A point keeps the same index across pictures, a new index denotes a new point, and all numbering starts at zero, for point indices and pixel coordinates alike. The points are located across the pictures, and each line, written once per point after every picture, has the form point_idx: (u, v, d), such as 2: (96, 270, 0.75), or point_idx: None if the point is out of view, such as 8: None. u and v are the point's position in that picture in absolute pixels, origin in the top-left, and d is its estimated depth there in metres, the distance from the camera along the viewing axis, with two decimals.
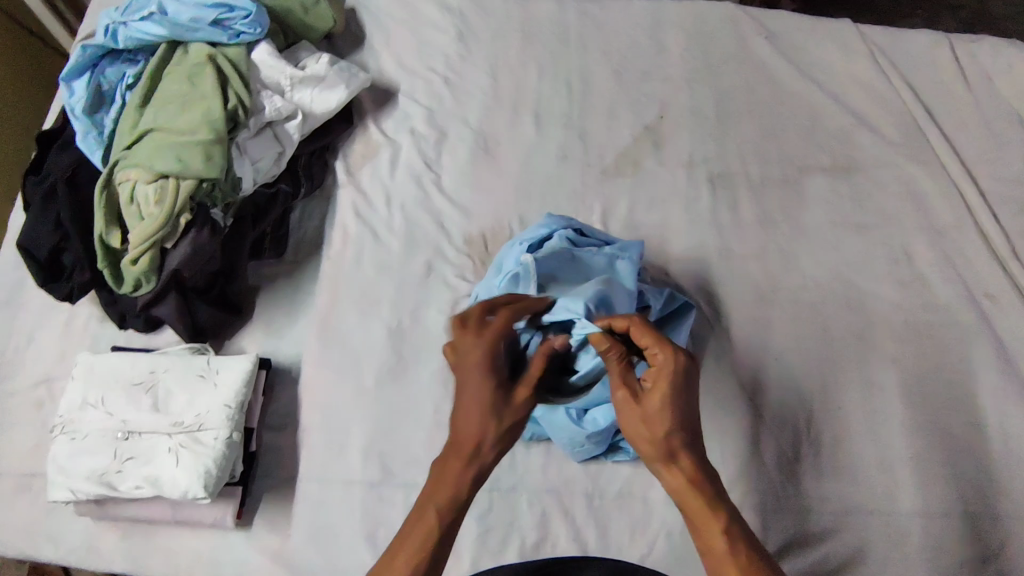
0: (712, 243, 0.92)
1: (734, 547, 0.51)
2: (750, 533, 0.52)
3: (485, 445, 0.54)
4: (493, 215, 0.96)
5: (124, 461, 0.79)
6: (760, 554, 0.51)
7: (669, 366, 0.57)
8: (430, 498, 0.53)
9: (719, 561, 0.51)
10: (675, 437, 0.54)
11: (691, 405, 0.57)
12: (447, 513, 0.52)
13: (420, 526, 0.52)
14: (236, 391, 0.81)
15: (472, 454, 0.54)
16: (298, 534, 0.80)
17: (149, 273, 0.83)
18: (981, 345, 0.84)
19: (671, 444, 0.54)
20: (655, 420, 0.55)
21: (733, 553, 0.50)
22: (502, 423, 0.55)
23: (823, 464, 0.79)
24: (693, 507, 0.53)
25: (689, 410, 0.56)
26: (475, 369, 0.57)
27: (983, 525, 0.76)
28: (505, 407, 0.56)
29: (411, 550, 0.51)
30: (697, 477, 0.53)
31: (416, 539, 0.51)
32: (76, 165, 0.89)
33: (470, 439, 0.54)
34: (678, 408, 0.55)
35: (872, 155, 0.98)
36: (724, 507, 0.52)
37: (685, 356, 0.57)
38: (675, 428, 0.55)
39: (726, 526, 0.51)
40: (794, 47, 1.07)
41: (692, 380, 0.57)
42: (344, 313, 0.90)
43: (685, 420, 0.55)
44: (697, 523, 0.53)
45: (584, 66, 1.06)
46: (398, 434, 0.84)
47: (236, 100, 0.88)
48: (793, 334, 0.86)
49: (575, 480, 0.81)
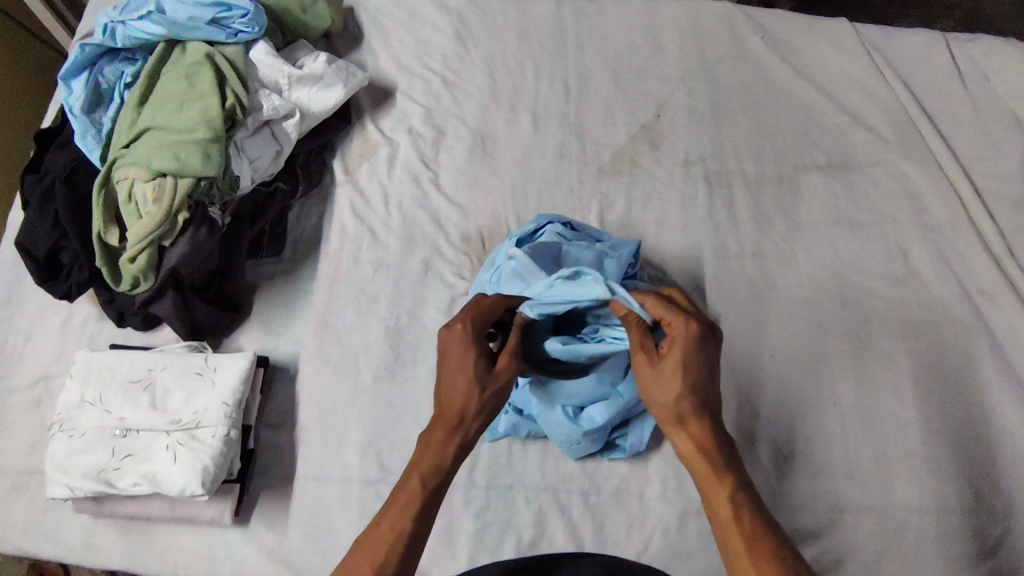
0: (709, 241, 0.93)
1: (733, 507, 0.54)
2: (753, 501, 0.54)
3: (470, 415, 0.58)
4: (491, 214, 0.96)
5: (122, 459, 0.79)
6: (763, 521, 0.53)
7: (681, 339, 0.60)
8: (417, 467, 0.57)
9: (721, 525, 0.53)
10: (689, 405, 0.58)
11: (705, 376, 0.59)
12: (432, 476, 0.57)
13: (405, 494, 0.56)
14: (234, 388, 0.82)
15: (456, 425, 0.58)
16: (296, 531, 0.81)
17: (148, 271, 0.83)
18: (977, 343, 0.85)
19: (681, 409, 0.58)
20: (670, 385, 0.58)
21: (735, 514, 0.53)
22: (484, 395, 0.59)
23: (819, 462, 0.80)
24: (700, 473, 0.56)
25: (705, 379, 0.59)
26: (459, 346, 0.60)
27: (978, 523, 0.76)
28: (487, 379, 0.59)
29: (399, 516, 0.54)
30: (705, 443, 0.57)
31: (403, 502, 0.55)
32: (74, 163, 0.89)
33: (451, 410, 0.59)
34: (690, 377, 0.58)
35: (869, 154, 0.98)
36: (728, 471, 0.56)
37: (699, 327, 0.60)
38: (688, 396, 0.58)
39: (729, 493, 0.54)
40: (790, 47, 1.07)
41: (705, 352, 0.60)
42: (342, 311, 0.91)
43: (697, 391, 0.58)
44: (703, 484, 0.56)
45: (581, 65, 1.06)
46: (395, 432, 0.84)
47: (234, 98, 0.88)
48: (789, 332, 0.86)
49: (572, 478, 0.81)
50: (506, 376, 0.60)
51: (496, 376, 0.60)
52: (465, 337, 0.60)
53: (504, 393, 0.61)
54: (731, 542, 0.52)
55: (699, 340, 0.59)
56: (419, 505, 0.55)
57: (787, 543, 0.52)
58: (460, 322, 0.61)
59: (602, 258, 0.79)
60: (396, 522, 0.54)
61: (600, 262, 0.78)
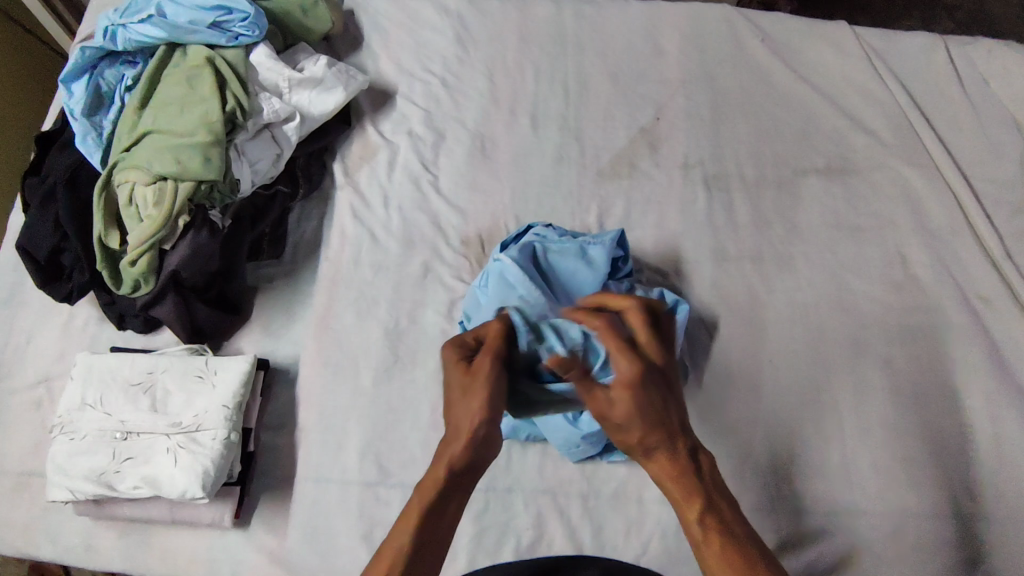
0: (708, 245, 0.93)
1: (704, 524, 0.57)
2: (723, 515, 0.58)
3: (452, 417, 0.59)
4: (491, 217, 0.96)
5: (122, 461, 0.79)
6: (732, 533, 0.56)
7: (621, 379, 0.59)
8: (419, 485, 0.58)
9: (695, 540, 0.58)
10: (646, 441, 0.60)
11: (655, 406, 0.59)
12: (428, 497, 0.57)
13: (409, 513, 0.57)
14: (234, 391, 0.82)
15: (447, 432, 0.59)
16: (296, 533, 0.81)
17: (148, 274, 0.84)
18: (974, 346, 0.85)
19: (643, 444, 0.60)
20: (623, 429, 0.60)
21: (706, 532, 0.57)
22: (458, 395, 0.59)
23: (815, 465, 0.80)
24: (673, 494, 0.60)
25: (658, 412, 0.59)
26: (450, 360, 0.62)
27: (976, 526, 0.76)
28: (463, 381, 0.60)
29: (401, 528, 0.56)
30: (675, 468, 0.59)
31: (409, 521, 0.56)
32: (75, 166, 0.89)
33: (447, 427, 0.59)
34: (640, 412, 0.59)
35: (867, 157, 0.99)
36: (697, 489, 0.59)
37: (638, 369, 0.59)
38: (646, 435, 0.59)
39: (698, 512, 0.58)
40: (790, 50, 1.08)
41: (654, 386, 0.60)
42: (342, 314, 0.91)
43: (654, 428, 0.59)
44: (677, 505, 0.60)
45: (581, 68, 1.06)
46: (395, 435, 0.84)
47: (235, 102, 0.89)
48: (786, 335, 0.87)
49: (571, 481, 0.81)
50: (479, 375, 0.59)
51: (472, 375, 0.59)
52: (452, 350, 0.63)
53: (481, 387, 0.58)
54: (704, 554, 0.57)
55: (639, 382, 0.59)
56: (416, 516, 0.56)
57: (759, 557, 0.55)
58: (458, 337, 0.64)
59: (586, 248, 0.82)
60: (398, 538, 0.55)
61: (584, 250, 0.82)
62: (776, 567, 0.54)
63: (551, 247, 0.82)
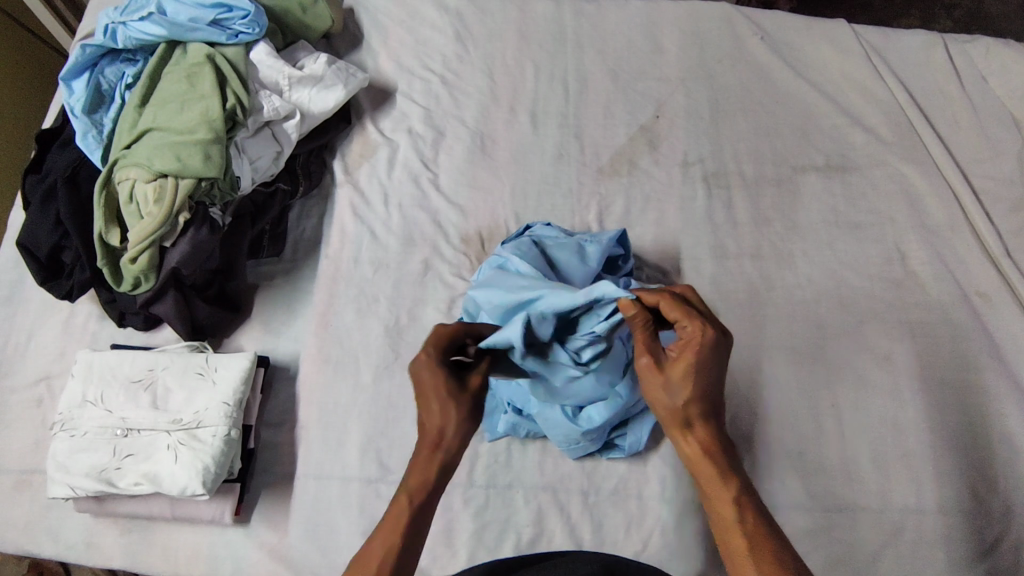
0: (707, 242, 0.93)
1: (737, 511, 0.54)
2: (755, 501, 0.55)
3: (448, 434, 0.57)
4: (490, 215, 0.96)
5: (123, 458, 0.80)
6: (764, 519, 0.54)
7: (695, 341, 0.58)
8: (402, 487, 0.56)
9: (724, 524, 0.54)
10: (693, 409, 0.58)
11: (714, 375, 0.58)
12: (419, 499, 0.56)
13: (393, 517, 0.55)
14: (235, 387, 0.82)
15: (435, 444, 0.57)
16: (297, 529, 0.81)
17: (148, 271, 0.84)
18: (973, 342, 0.85)
19: (689, 413, 0.58)
20: (675, 391, 0.58)
21: (739, 517, 0.53)
22: (461, 414, 0.57)
23: (815, 461, 0.80)
24: (706, 473, 0.56)
25: (713, 384, 0.58)
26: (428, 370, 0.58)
27: (976, 522, 0.76)
28: (458, 399, 0.58)
29: (387, 535, 0.54)
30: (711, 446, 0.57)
31: (391, 527, 0.54)
32: (75, 164, 0.90)
33: (429, 430, 0.57)
34: (703, 378, 0.58)
35: (866, 155, 0.99)
36: (734, 472, 0.56)
37: (713, 333, 0.57)
38: (697, 401, 0.57)
39: (734, 493, 0.55)
40: (789, 48, 1.08)
41: (718, 355, 0.58)
42: (342, 311, 0.91)
43: (706, 395, 0.58)
44: (705, 485, 0.56)
45: (580, 66, 1.07)
46: (395, 432, 0.84)
47: (235, 100, 0.88)
48: (786, 332, 0.87)
49: (571, 477, 0.81)
50: (478, 395, 0.59)
51: (472, 393, 0.59)
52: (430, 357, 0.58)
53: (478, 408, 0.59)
54: (731, 540, 0.53)
55: (715, 342, 0.57)
56: (403, 528, 0.54)
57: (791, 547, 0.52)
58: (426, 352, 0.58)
59: (583, 245, 0.82)
60: (387, 542, 0.54)
61: (582, 247, 0.82)
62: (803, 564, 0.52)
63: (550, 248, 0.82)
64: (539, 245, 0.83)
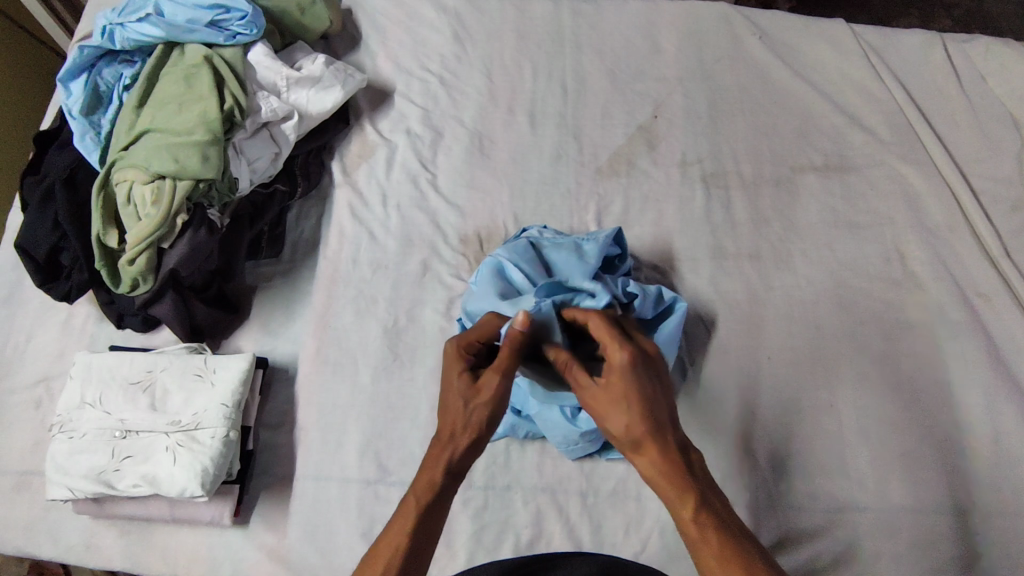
0: (706, 243, 0.93)
1: (697, 522, 0.54)
2: (717, 513, 0.54)
3: (459, 429, 0.59)
4: (489, 215, 0.96)
5: (122, 459, 0.80)
6: (727, 529, 0.53)
7: (618, 367, 0.59)
8: (411, 486, 0.58)
9: (691, 540, 0.54)
10: (636, 430, 0.57)
11: (652, 395, 0.58)
12: (425, 496, 0.57)
13: (403, 512, 0.57)
14: (233, 389, 0.82)
15: (446, 440, 0.59)
16: (296, 531, 0.81)
17: (147, 273, 0.84)
18: (972, 342, 0.85)
19: (634, 435, 0.57)
20: (612, 420, 0.58)
21: (699, 528, 0.54)
22: (470, 409, 0.59)
23: (813, 461, 0.80)
24: (664, 491, 0.56)
25: (653, 403, 0.58)
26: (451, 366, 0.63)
27: (975, 523, 0.76)
28: (470, 395, 0.60)
29: (396, 532, 0.56)
30: (667, 464, 0.56)
31: (400, 522, 0.56)
32: (74, 165, 0.90)
33: (441, 427, 0.60)
34: (633, 401, 0.58)
35: (865, 155, 0.99)
36: (692, 486, 0.55)
37: (631, 354, 0.59)
38: (636, 422, 0.57)
39: (693, 507, 0.54)
40: (787, 48, 1.08)
41: (646, 377, 0.59)
42: (341, 312, 0.91)
43: (645, 414, 0.57)
44: (669, 503, 0.56)
45: (578, 66, 1.06)
46: (393, 433, 0.84)
47: (233, 101, 0.88)
48: (785, 333, 0.87)
49: (570, 478, 0.81)
50: (492, 393, 0.60)
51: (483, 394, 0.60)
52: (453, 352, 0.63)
53: (494, 408, 0.60)
54: (698, 553, 0.53)
55: (636, 365, 0.59)
56: (412, 525, 0.56)
57: (755, 553, 0.52)
58: (453, 345, 0.63)
59: (580, 243, 0.83)
60: (393, 541, 0.55)
61: (578, 247, 0.83)
62: (771, 566, 0.52)
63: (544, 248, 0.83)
64: (533, 244, 0.84)
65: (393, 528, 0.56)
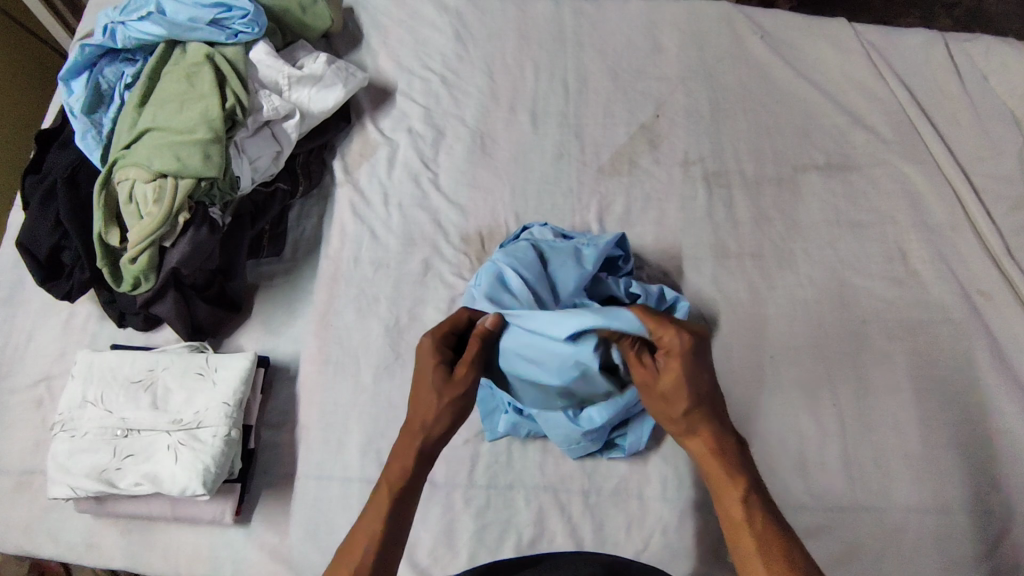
0: (708, 241, 0.93)
1: (746, 509, 0.55)
2: (765, 501, 0.56)
3: (430, 417, 0.61)
4: (491, 214, 0.96)
5: (124, 459, 0.79)
6: (774, 519, 0.54)
7: (671, 352, 0.59)
8: (388, 470, 0.60)
9: (731, 523, 0.55)
10: (694, 413, 0.59)
11: (705, 377, 0.59)
12: (401, 479, 0.59)
13: (380, 497, 0.58)
14: (235, 388, 0.82)
15: (418, 429, 0.61)
16: (297, 530, 0.81)
17: (149, 271, 0.84)
18: (975, 343, 0.85)
19: (691, 419, 0.59)
20: (673, 399, 0.59)
21: (746, 514, 0.55)
22: (441, 399, 0.61)
23: (814, 460, 0.80)
24: (714, 471, 0.58)
25: (707, 382, 0.59)
26: (426, 358, 0.63)
27: (977, 522, 0.76)
28: (442, 387, 0.62)
29: (373, 515, 0.57)
30: (718, 444, 0.58)
31: (379, 502, 0.58)
32: (75, 164, 0.89)
33: (414, 414, 0.62)
34: (693, 382, 0.59)
35: (867, 154, 0.99)
36: (743, 472, 0.57)
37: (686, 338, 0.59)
38: (698, 405, 0.58)
39: (741, 490, 0.56)
40: (790, 47, 1.08)
41: (701, 359, 0.60)
42: (342, 311, 0.91)
43: (704, 399, 0.59)
44: (715, 483, 0.57)
45: (580, 65, 1.06)
46: (396, 432, 0.84)
47: (234, 100, 0.88)
48: (787, 331, 0.87)
49: (572, 477, 0.81)
50: (464, 384, 0.62)
51: (453, 381, 0.62)
52: (431, 342, 0.64)
53: (461, 399, 0.62)
54: (741, 538, 0.54)
55: (695, 349, 0.59)
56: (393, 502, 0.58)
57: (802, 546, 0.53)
58: (427, 339, 0.64)
59: (581, 249, 0.82)
60: (372, 524, 0.56)
61: (579, 251, 0.82)
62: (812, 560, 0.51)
63: (543, 248, 0.82)
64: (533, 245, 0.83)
65: (372, 510, 0.58)
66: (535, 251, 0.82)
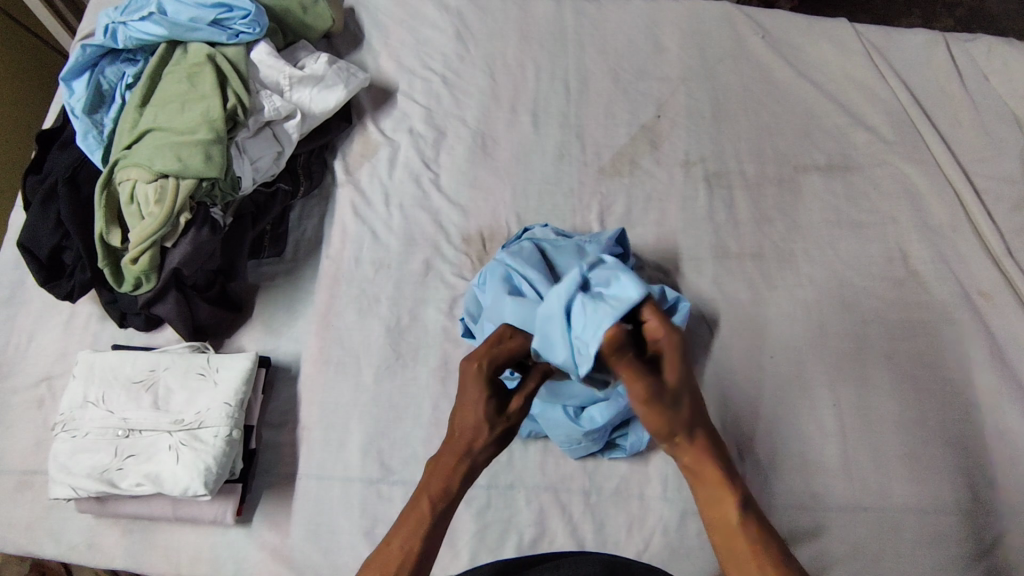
0: (709, 242, 0.93)
1: (741, 515, 0.52)
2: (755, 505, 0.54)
3: (478, 446, 0.57)
4: (491, 214, 0.96)
5: (125, 459, 0.79)
6: (765, 523, 0.53)
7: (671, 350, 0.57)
8: (426, 488, 0.56)
9: (726, 531, 0.52)
10: (689, 414, 0.55)
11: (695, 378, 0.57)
12: (440, 503, 0.55)
13: (414, 516, 0.54)
14: (236, 388, 0.82)
15: (463, 452, 0.57)
16: (298, 530, 0.81)
17: (149, 271, 0.83)
18: (975, 343, 0.85)
19: (687, 421, 0.54)
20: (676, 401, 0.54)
21: (742, 519, 0.52)
22: (494, 430, 0.58)
23: (814, 461, 0.80)
24: (708, 478, 0.54)
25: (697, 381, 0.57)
26: (474, 381, 0.59)
27: (977, 522, 0.76)
28: (495, 419, 0.58)
29: (406, 534, 0.54)
30: (709, 447, 0.55)
31: (409, 527, 0.54)
32: (76, 165, 0.89)
33: (460, 438, 0.58)
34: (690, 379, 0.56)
35: (868, 154, 0.99)
36: (735, 477, 0.54)
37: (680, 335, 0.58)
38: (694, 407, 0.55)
39: (737, 496, 0.53)
40: (791, 47, 1.08)
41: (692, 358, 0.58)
42: (343, 311, 0.91)
43: (696, 397, 0.56)
44: (709, 490, 0.54)
45: (581, 66, 1.06)
46: (396, 432, 0.84)
47: (235, 100, 0.88)
48: (787, 332, 0.87)
49: (573, 477, 0.81)
50: (515, 418, 0.60)
51: (507, 415, 0.59)
52: (481, 369, 0.60)
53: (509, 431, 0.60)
54: (738, 544, 0.51)
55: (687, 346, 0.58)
56: (425, 528, 0.54)
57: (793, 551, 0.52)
58: (477, 364, 0.60)
59: (583, 246, 0.83)
60: (404, 544, 0.53)
61: (581, 248, 0.83)
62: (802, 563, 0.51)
63: (545, 244, 0.83)
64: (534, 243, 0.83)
65: (401, 532, 0.54)
66: (537, 248, 0.82)
